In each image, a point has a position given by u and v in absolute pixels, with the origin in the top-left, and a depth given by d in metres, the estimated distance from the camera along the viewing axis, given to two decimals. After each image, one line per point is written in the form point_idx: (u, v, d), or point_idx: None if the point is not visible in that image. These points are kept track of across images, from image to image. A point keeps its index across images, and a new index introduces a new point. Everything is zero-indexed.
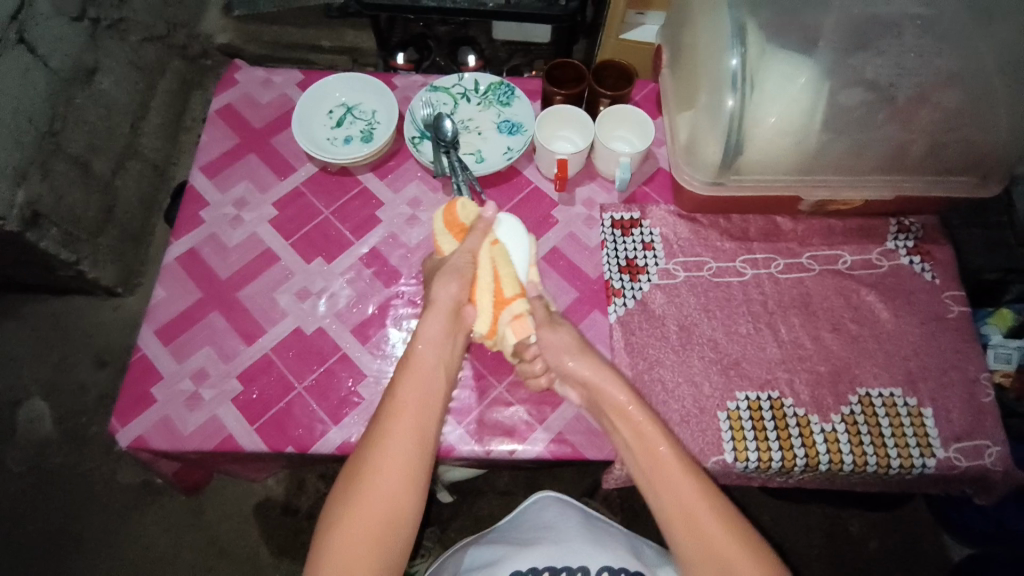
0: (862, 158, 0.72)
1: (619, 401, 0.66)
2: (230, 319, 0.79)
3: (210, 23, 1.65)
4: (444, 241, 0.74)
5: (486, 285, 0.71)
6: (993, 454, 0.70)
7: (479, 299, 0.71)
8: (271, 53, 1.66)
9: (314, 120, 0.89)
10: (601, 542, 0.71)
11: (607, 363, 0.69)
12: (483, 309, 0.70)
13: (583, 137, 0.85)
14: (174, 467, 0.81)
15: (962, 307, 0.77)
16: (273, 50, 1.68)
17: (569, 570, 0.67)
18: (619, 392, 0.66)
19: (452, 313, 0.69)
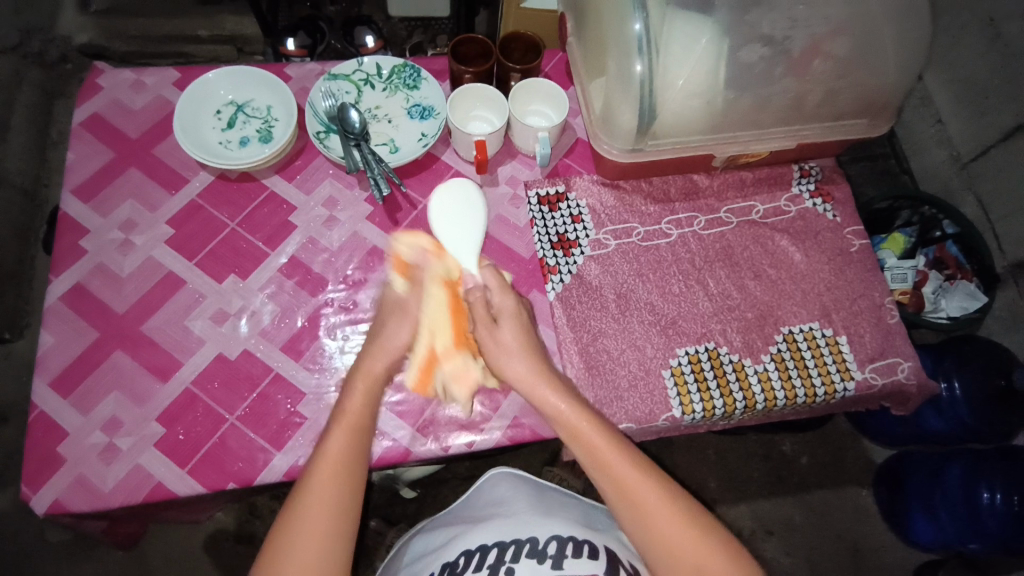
0: (766, 111, 0.75)
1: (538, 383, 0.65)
2: (138, 355, 0.71)
3: (66, 22, 1.40)
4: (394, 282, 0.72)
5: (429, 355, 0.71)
6: (905, 368, 0.77)
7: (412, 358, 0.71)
8: (144, 49, 1.45)
9: (200, 124, 0.80)
10: (554, 512, 0.66)
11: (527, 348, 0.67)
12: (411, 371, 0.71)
13: (499, 115, 0.83)
14: (103, 524, 0.73)
15: (862, 240, 0.84)
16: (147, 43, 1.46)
17: (517, 542, 0.62)
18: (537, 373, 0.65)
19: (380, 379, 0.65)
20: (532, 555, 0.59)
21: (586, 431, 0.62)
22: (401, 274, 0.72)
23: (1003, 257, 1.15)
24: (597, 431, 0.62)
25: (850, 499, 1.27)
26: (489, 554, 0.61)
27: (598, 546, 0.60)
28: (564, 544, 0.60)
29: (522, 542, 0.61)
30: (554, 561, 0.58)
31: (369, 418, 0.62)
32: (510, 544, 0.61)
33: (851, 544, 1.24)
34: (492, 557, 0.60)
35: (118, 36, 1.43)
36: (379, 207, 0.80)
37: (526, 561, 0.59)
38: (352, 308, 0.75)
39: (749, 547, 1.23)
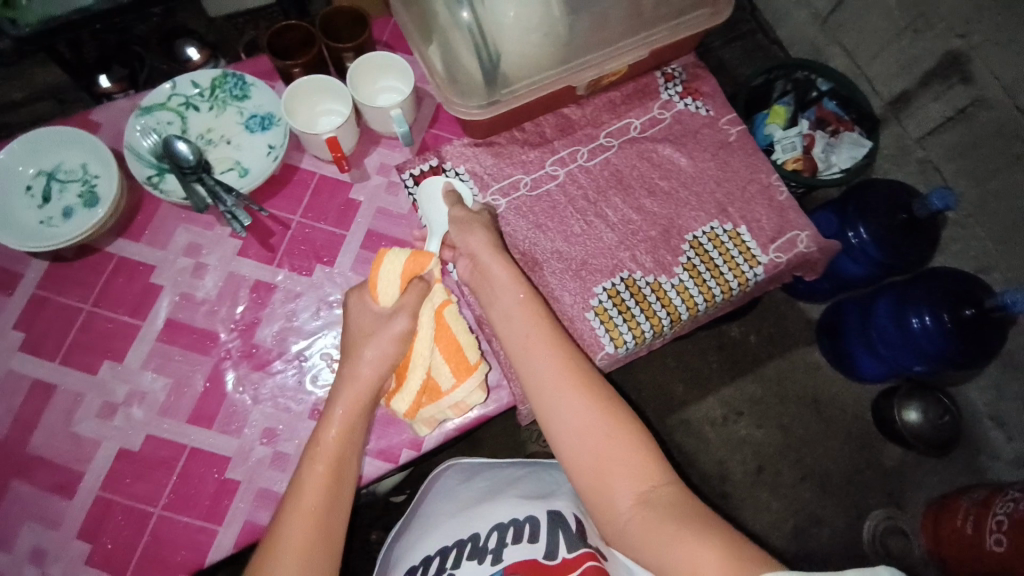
0: (607, 25, 0.72)
1: (512, 295, 0.64)
2: (33, 480, 0.63)
3: None
4: (386, 290, 0.61)
5: (443, 366, 0.63)
6: (804, 239, 0.80)
7: (409, 374, 0.62)
8: None
9: (11, 207, 0.70)
10: (497, 497, 0.66)
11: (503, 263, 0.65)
12: (410, 390, 0.62)
13: (344, 103, 0.76)
14: None
15: (738, 127, 0.85)
16: None
17: (459, 544, 0.62)
18: (505, 281, 0.64)
19: (369, 396, 0.60)
20: (472, 554, 0.59)
21: (542, 380, 0.59)
22: (397, 280, 0.62)
23: (879, 98, 1.18)
24: (554, 379, 0.58)
25: (803, 362, 1.34)
26: (433, 564, 0.61)
27: (537, 522, 0.60)
28: (505, 532, 0.60)
29: (464, 542, 0.61)
30: (494, 554, 0.57)
31: (348, 468, 0.58)
32: (452, 549, 0.61)
33: (813, 400, 1.32)
34: (435, 567, 0.60)
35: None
36: (248, 238, 0.73)
37: (466, 563, 0.58)
38: (253, 353, 0.69)
39: (725, 434, 1.30)
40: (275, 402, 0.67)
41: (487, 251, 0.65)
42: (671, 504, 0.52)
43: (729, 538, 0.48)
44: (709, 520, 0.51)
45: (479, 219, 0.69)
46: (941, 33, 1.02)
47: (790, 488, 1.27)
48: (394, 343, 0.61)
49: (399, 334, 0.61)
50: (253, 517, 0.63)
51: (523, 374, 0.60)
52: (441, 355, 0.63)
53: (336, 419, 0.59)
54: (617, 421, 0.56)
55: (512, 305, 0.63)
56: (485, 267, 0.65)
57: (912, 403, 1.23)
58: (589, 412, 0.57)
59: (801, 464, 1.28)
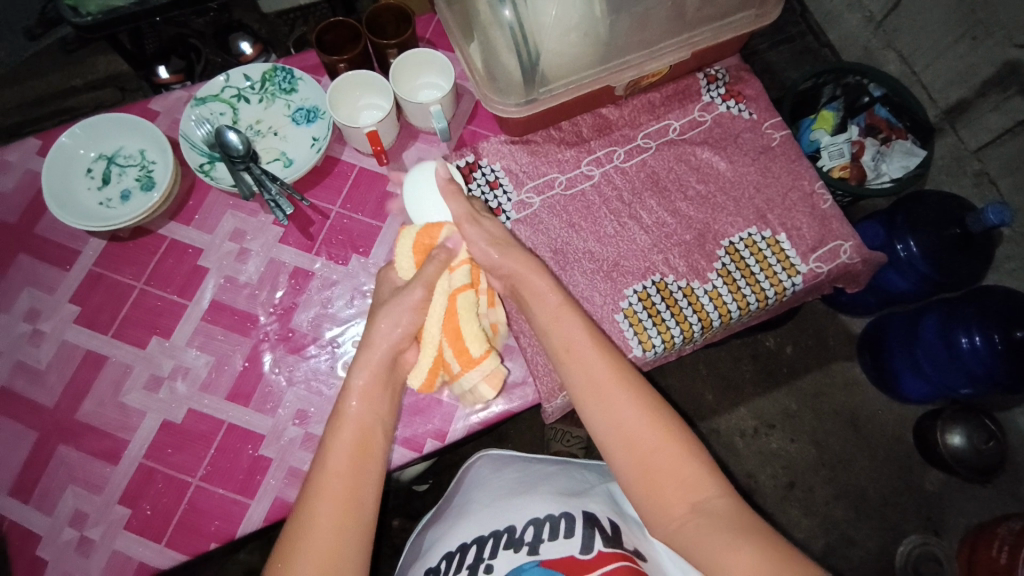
0: (649, 24, 0.71)
1: (554, 298, 0.64)
2: (83, 444, 0.68)
3: None
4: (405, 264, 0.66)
5: (449, 351, 0.63)
6: (847, 249, 0.78)
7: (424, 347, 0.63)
8: (30, 116, 1.33)
9: (74, 188, 0.75)
10: (531, 491, 0.66)
11: (543, 268, 0.66)
12: (423, 365, 0.63)
13: (385, 98, 0.78)
14: None
15: (781, 132, 0.83)
16: (31, 108, 1.34)
17: (495, 534, 0.62)
18: (545, 282, 0.65)
19: (389, 364, 0.62)
20: (508, 546, 0.59)
21: (588, 393, 0.58)
22: (411, 253, 0.66)
23: (935, 106, 1.13)
24: (598, 392, 0.58)
25: (840, 377, 1.29)
26: (469, 553, 0.61)
27: (574, 520, 0.60)
28: (541, 527, 0.60)
29: (500, 533, 0.61)
30: (531, 547, 0.58)
31: (375, 442, 0.58)
32: (489, 539, 0.61)
33: (848, 416, 1.27)
34: (471, 556, 0.61)
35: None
36: (289, 226, 0.76)
37: (504, 554, 0.58)
38: (290, 336, 0.71)
39: (752, 445, 1.27)
40: (307, 385, 0.70)
41: (523, 269, 0.65)
42: (724, 514, 0.51)
43: (782, 554, 0.47)
44: (764, 529, 0.50)
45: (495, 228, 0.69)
46: (1000, 41, 0.97)
47: (819, 505, 1.23)
48: (410, 314, 0.62)
49: (416, 304, 0.62)
50: (283, 494, 0.66)
51: (569, 385, 0.60)
52: (450, 341, 0.63)
53: (356, 388, 0.60)
54: (667, 430, 0.56)
55: (555, 312, 0.63)
56: (525, 282, 0.65)
57: (956, 427, 1.18)
58: (635, 420, 0.56)
59: (833, 483, 1.24)
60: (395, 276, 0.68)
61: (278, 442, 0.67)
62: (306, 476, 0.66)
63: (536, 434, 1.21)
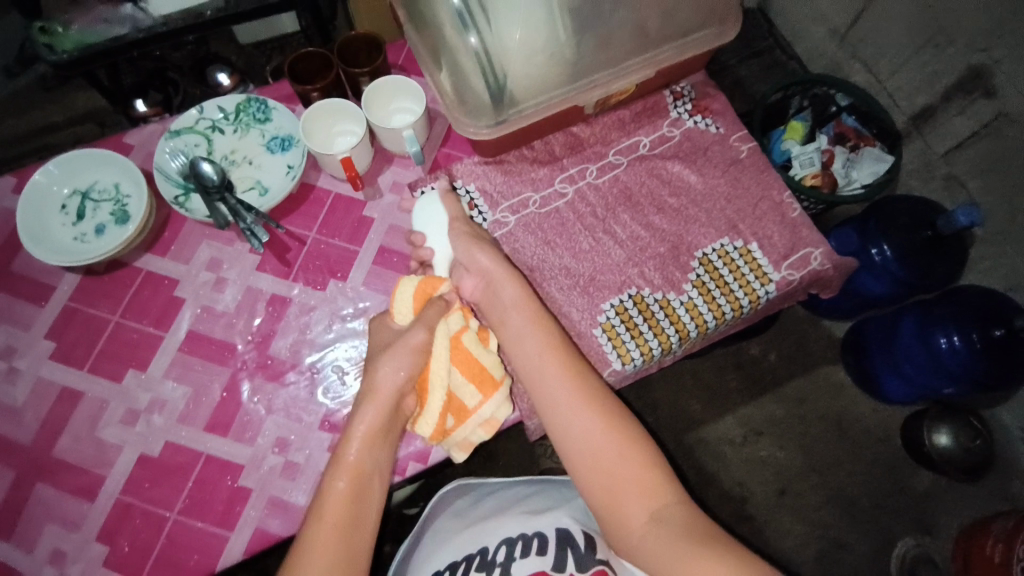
0: (611, 47, 0.73)
1: (523, 309, 0.65)
2: (59, 482, 0.67)
3: None
4: (403, 312, 0.65)
5: (461, 384, 0.64)
6: (818, 256, 0.79)
7: (429, 396, 0.63)
8: (9, 153, 1.33)
9: (49, 224, 0.75)
10: (504, 512, 0.67)
11: (519, 279, 0.66)
12: (434, 409, 0.62)
13: (359, 124, 0.79)
14: None
15: (749, 143, 0.85)
16: (10, 145, 1.34)
17: (468, 558, 0.62)
18: (513, 292, 0.66)
19: (391, 410, 0.61)
20: (481, 569, 0.59)
21: (556, 403, 0.59)
22: (411, 300, 0.65)
23: (901, 113, 1.16)
24: (565, 403, 0.58)
25: (825, 381, 1.30)
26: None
27: (546, 538, 0.60)
28: (513, 546, 0.60)
29: (473, 556, 0.62)
30: (503, 568, 0.58)
31: (371, 484, 0.59)
32: (462, 562, 0.62)
33: (836, 421, 1.27)
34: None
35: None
36: (265, 254, 0.77)
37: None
38: (268, 364, 0.71)
39: (743, 453, 1.27)
40: (287, 413, 0.69)
41: (500, 273, 0.66)
42: (681, 522, 0.52)
43: (742, 558, 0.48)
44: (720, 537, 0.51)
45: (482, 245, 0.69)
46: (960, 48, 1.00)
47: (813, 512, 1.23)
48: (412, 358, 0.62)
49: (417, 346, 0.62)
50: (263, 524, 0.65)
51: (535, 398, 0.61)
52: (461, 375, 0.63)
53: (357, 436, 0.60)
54: (630, 439, 0.56)
55: (524, 324, 0.64)
56: (499, 290, 0.66)
57: (941, 426, 1.19)
58: (600, 429, 0.57)
59: (825, 488, 1.24)
60: (393, 325, 0.66)
61: (258, 472, 0.67)
62: (286, 505, 0.66)
63: (526, 451, 1.21)
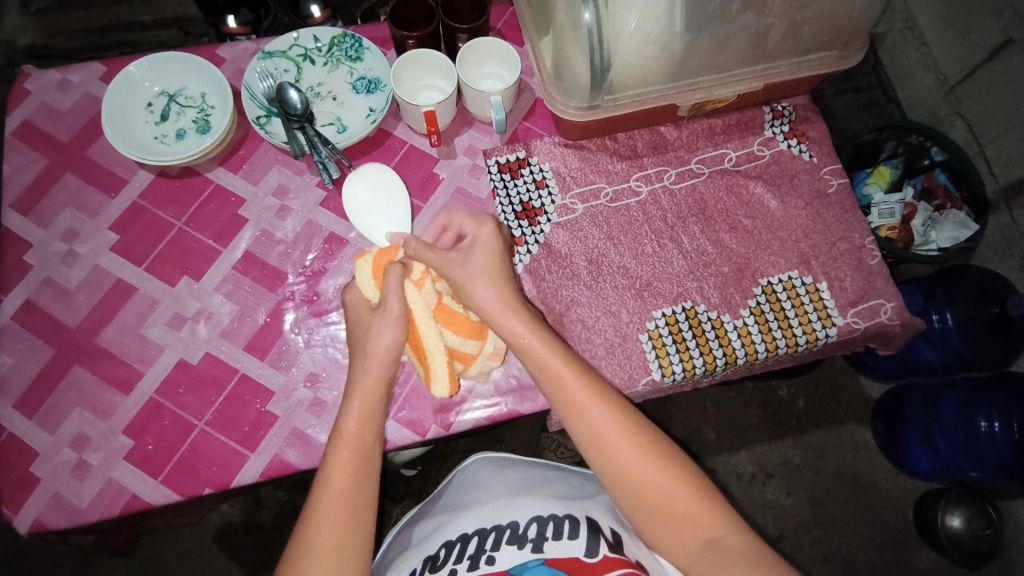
0: (723, 51, 0.70)
1: (531, 341, 0.62)
2: (98, 368, 0.69)
3: (8, 24, 1.31)
4: (370, 291, 0.65)
5: (451, 336, 0.65)
6: (888, 309, 0.76)
7: (428, 357, 0.64)
8: (90, 42, 1.35)
9: (133, 119, 0.76)
10: (533, 492, 0.66)
11: (522, 311, 0.64)
12: (440, 373, 0.64)
13: (448, 81, 0.77)
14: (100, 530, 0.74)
15: (839, 180, 0.81)
16: (92, 33, 1.36)
17: (498, 528, 0.61)
18: (519, 323, 0.63)
19: (384, 383, 0.62)
20: (512, 541, 0.58)
21: (592, 444, 0.59)
22: (372, 278, 0.65)
23: (995, 181, 1.10)
24: (602, 441, 0.58)
25: (846, 437, 1.26)
26: (470, 544, 0.60)
27: (578, 522, 0.59)
28: (544, 525, 0.59)
29: (502, 527, 0.60)
30: (535, 545, 0.57)
31: (372, 450, 0.60)
32: (490, 532, 0.60)
33: (851, 480, 1.24)
34: (473, 547, 0.59)
35: (60, 34, 1.34)
36: (332, 191, 0.77)
37: (507, 548, 0.57)
38: (315, 300, 0.72)
39: (747, 491, 1.24)
40: (324, 350, 0.70)
41: (500, 304, 0.64)
42: (735, 547, 0.53)
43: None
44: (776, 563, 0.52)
45: (468, 267, 0.65)
46: None
47: (805, 565, 1.20)
48: (398, 326, 0.63)
49: (398, 315, 0.63)
50: (283, 452, 0.66)
51: (575, 437, 0.60)
52: (454, 333, 0.65)
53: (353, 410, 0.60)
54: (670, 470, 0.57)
55: (541, 359, 0.61)
56: (501, 322, 0.63)
57: (956, 509, 1.13)
58: (644, 466, 0.57)
59: (826, 545, 1.21)
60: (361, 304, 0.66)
61: (285, 402, 0.68)
62: (307, 439, 0.66)
63: (532, 439, 1.20)
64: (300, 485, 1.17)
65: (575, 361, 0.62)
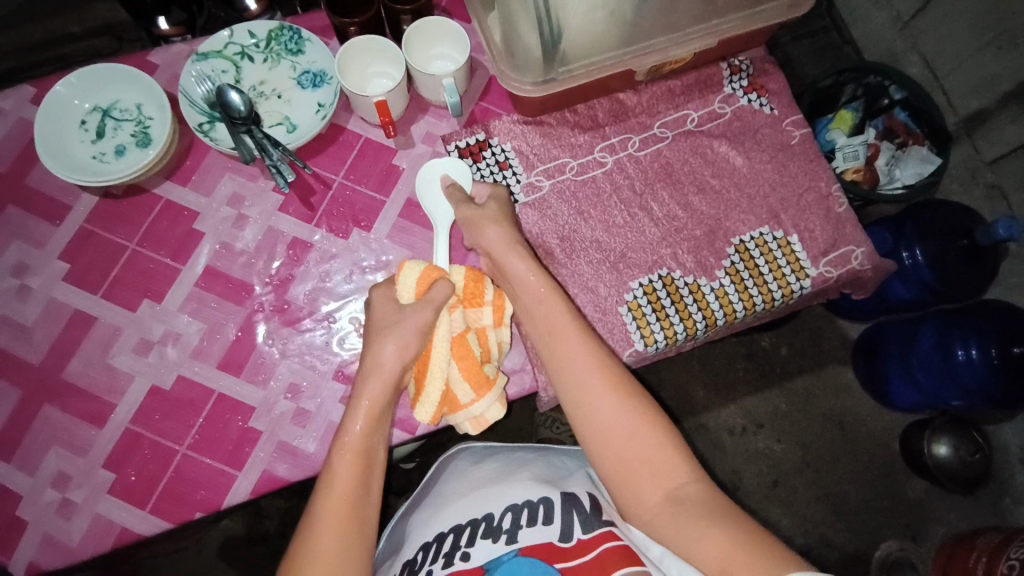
0: (672, 10, 0.69)
1: (533, 284, 0.64)
2: (67, 404, 0.66)
3: None
4: (406, 295, 0.63)
5: (457, 376, 0.62)
6: (858, 255, 0.76)
7: (428, 383, 0.62)
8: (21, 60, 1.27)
9: (68, 139, 0.72)
10: (510, 479, 0.66)
11: (533, 260, 0.65)
12: (430, 399, 0.62)
13: (397, 67, 0.74)
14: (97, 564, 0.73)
15: (802, 130, 0.81)
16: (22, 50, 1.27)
17: (472, 523, 0.61)
18: (523, 267, 0.64)
19: (395, 383, 0.60)
20: (486, 534, 0.58)
21: (568, 379, 0.59)
22: (415, 283, 0.63)
23: (953, 114, 1.11)
24: (579, 377, 0.59)
25: (829, 379, 1.29)
26: (446, 542, 0.60)
27: (553, 506, 0.60)
28: (519, 514, 0.60)
29: (478, 522, 0.61)
30: (509, 536, 0.57)
31: (376, 455, 0.58)
32: (466, 527, 0.61)
33: (837, 421, 1.27)
34: (448, 544, 0.60)
35: None
36: (289, 194, 0.74)
37: (480, 542, 0.58)
38: (286, 308, 0.70)
39: (738, 443, 1.27)
40: (302, 359, 0.68)
41: (503, 247, 0.65)
42: (698, 500, 0.53)
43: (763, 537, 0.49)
44: (739, 515, 0.51)
45: (486, 212, 0.67)
46: None
47: (799, 506, 1.24)
48: (420, 334, 0.61)
49: (422, 326, 0.61)
50: (272, 467, 0.65)
51: (551, 371, 0.61)
52: (461, 371, 0.62)
53: (359, 414, 0.58)
54: (643, 418, 0.57)
55: (539, 298, 0.63)
56: (507, 265, 0.65)
57: (943, 438, 1.19)
58: (615, 409, 0.57)
59: (817, 486, 1.25)
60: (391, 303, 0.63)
61: (267, 416, 0.66)
62: (295, 451, 0.65)
63: (526, 418, 1.21)
64: (299, 491, 1.16)
65: (572, 305, 0.63)
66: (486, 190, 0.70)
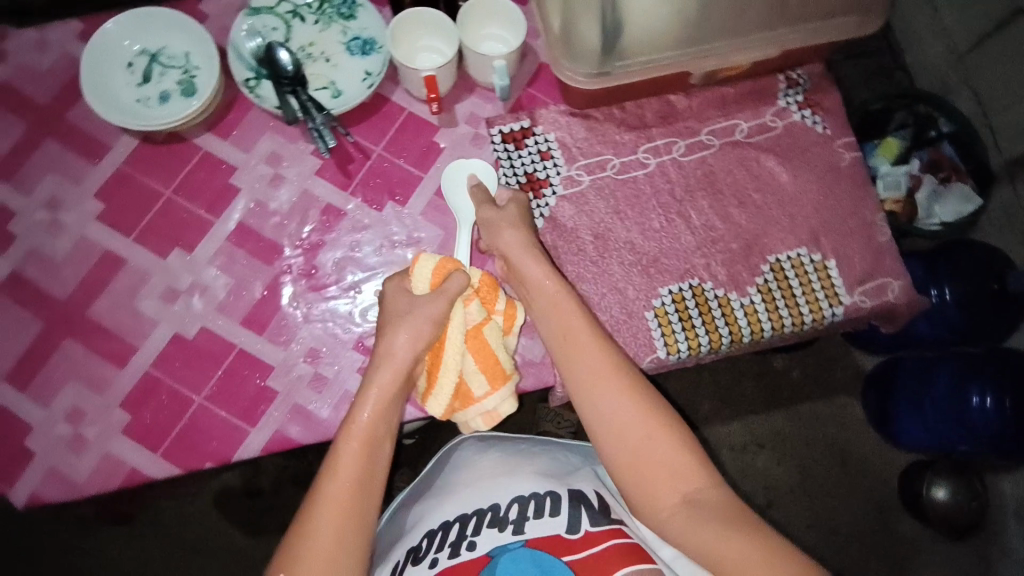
0: (738, 14, 0.67)
1: (545, 282, 0.63)
2: (90, 342, 0.67)
3: None
4: (420, 286, 0.63)
5: (471, 370, 0.63)
6: (895, 288, 0.75)
7: (440, 376, 0.62)
8: None
9: (114, 80, 0.72)
10: (517, 470, 0.66)
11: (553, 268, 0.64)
12: (442, 393, 0.62)
13: (451, 45, 0.73)
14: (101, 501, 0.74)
15: (852, 153, 0.78)
16: None
17: (478, 513, 0.61)
18: (538, 266, 0.64)
19: (407, 374, 0.60)
20: (491, 524, 0.59)
21: (581, 379, 0.59)
22: (429, 274, 0.63)
23: (1002, 153, 1.08)
24: (592, 379, 0.58)
25: (838, 407, 1.28)
26: (451, 531, 0.61)
27: (560, 499, 0.60)
28: (525, 505, 0.60)
29: (483, 511, 0.61)
30: (515, 526, 0.57)
31: (383, 443, 0.58)
32: (472, 515, 0.61)
33: (841, 451, 1.26)
34: (454, 534, 0.60)
35: None
36: (328, 160, 0.73)
37: (486, 532, 0.58)
38: (313, 273, 0.69)
39: (738, 460, 1.26)
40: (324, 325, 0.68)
41: (521, 249, 0.64)
42: (713, 505, 0.52)
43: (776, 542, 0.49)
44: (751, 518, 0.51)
45: (506, 215, 0.67)
46: None
47: (793, 529, 1.24)
48: (434, 327, 0.61)
49: (435, 318, 0.61)
50: (284, 428, 0.65)
51: (563, 372, 0.60)
52: (475, 364, 0.62)
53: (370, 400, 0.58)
54: (658, 422, 0.56)
55: (551, 299, 0.63)
56: (520, 264, 0.64)
57: (942, 481, 1.15)
58: (629, 412, 0.56)
59: (812, 512, 1.24)
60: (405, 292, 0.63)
61: (283, 378, 0.66)
62: (308, 415, 0.66)
63: (531, 409, 1.21)
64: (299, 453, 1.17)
65: (588, 311, 0.62)
66: (508, 193, 0.69)
